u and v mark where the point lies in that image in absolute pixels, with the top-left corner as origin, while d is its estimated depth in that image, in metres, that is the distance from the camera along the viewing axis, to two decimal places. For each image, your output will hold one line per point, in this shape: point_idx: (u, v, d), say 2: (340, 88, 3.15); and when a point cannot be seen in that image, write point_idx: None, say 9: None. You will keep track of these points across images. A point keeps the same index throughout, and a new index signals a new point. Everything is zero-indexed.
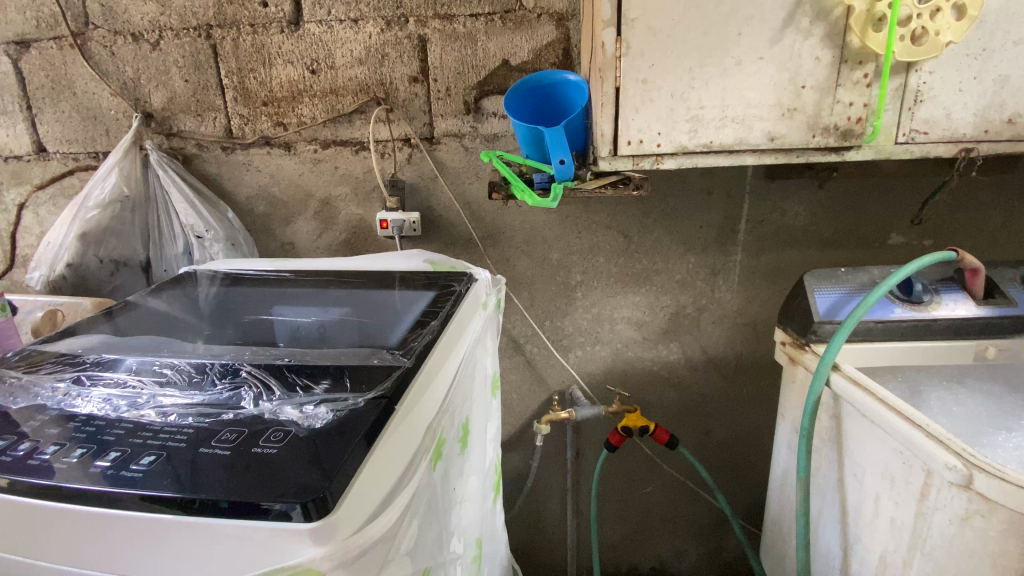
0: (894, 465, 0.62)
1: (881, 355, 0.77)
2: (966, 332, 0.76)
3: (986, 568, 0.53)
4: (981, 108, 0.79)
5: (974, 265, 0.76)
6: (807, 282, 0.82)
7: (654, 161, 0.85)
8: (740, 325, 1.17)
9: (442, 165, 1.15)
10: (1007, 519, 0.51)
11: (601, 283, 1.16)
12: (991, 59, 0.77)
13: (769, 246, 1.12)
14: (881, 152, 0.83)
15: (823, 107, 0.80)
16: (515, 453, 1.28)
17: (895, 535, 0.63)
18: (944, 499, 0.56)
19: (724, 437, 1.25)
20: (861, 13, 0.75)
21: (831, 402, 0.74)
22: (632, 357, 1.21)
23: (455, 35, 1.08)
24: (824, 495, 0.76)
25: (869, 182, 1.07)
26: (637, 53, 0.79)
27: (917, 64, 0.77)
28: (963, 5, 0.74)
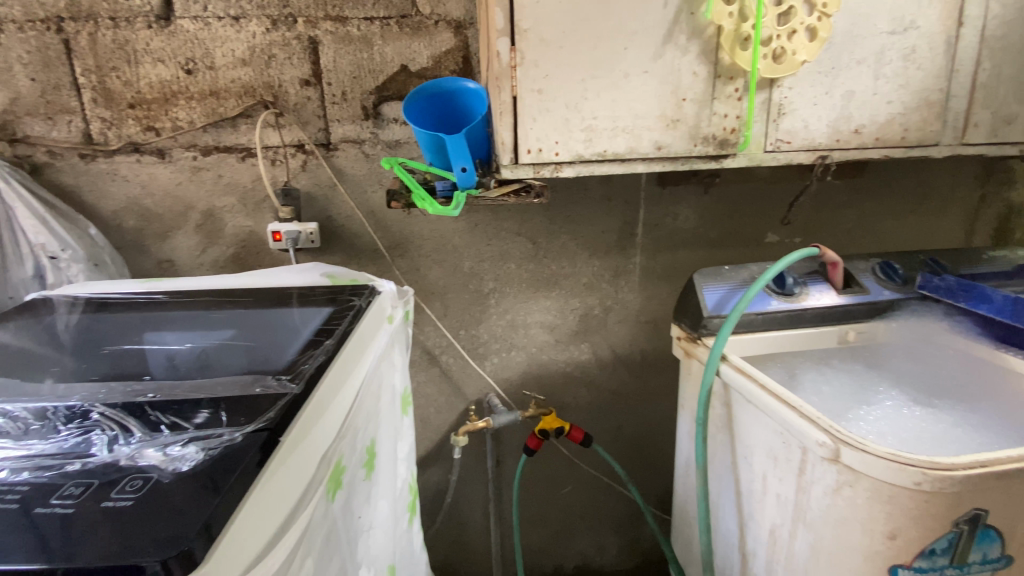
0: (777, 445, 0.68)
1: (763, 344, 0.83)
2: (830, 318, 0.85)
3: (856, 533, 0.59)
4: (832, 120, 0.89)
5: (833, 259, 0.85)
6: (696, 280, 0.88)
7: (554, 169, 0.86)
8: (644, 322, 1.23)
9: (340, 173, 1.09)
10: (869, 487, 0.56)
11: (513, 289, 1.17)
12: (839, 76, 0.87)
13: (665, 247, 1.19)
14: (754, 159, 0.90)
15: (701, 118, 0.86)
16: (433, 468, 1.25)
17: (782, 510, 0.68)
18: (818, 474, 0.61)
19: (636, 431, 1.30)
20: (729, 33, 0.82)
21: (721, 391, 0.80)
22: (546, 361, 1.22)
23: (349, 38, 1.04)
24: (721, 478, 0.81)
25: (747, 186, 1.17)
26: (531, 63, 0.80)
27: (778, 80, 0.86)
28: (814, 27, 0.83)
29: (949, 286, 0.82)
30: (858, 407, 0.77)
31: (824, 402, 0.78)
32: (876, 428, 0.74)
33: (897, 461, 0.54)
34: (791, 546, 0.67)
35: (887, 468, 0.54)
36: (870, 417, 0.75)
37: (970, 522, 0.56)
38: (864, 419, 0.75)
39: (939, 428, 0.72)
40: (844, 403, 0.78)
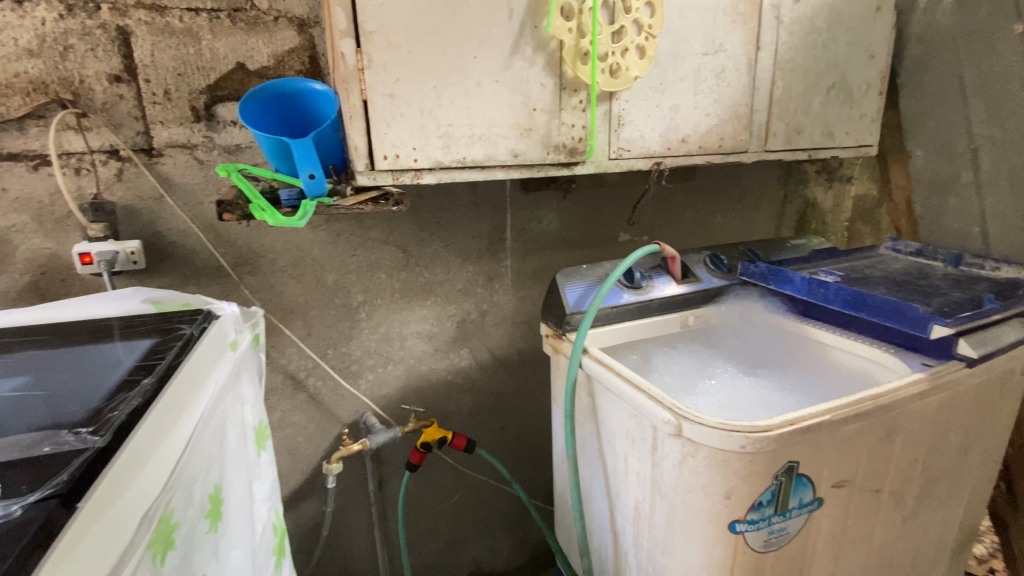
0: (633, 427, 0.72)
1: (619, 334, 0.90)
2: (672, 306, 0.95)
3: (702, 499, 0.62)
4: (664, 130, 1.00)
5: (671, 253, 0.95)
6: (558, 279, 0.92)
7: (413, 176, 0.84)
8: (520, 323, 1.26)
9: (168, 182, 0.96)
10: (708, 454, 0.60)
11: (384, 300, 1.12)
12: (667, 91, 0.98)
13: (534, 249, 1.23)
14: (600, 166, 0.97)
15: (551, 127, 0.90)
16: (309, 500, 1.15)
17: (642, 487, 0.72)
18: (667, 448, 0.65)
19: (519, 430, 1.33)
20: (570, 47, 0.86)
21: (586, 382, 0.83)
22: (426, 371, 1.20)
23: (169, 31, 0.92)
24: (591, 465, 0.84)
25: (601, 190, 1.26)
26: (380, 67, 0.77)
27: (616, 93, 0.93)
28: (643, 46, 0.91)
29: (762, 273, 0.95)
30: (700, 379, 0.86)
31: (673, 379, 0.86)
32: (715, 396, 0.82)
33: (725, 428, 0.58)
34: (652, 520, 0.71)
35: (720, 437, 0.58)
36: (712, 387, 0.85)
37: (786, 474, 0.61)
38: (707, 390, 0.84)
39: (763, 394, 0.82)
40: (688, 377, 0.87)
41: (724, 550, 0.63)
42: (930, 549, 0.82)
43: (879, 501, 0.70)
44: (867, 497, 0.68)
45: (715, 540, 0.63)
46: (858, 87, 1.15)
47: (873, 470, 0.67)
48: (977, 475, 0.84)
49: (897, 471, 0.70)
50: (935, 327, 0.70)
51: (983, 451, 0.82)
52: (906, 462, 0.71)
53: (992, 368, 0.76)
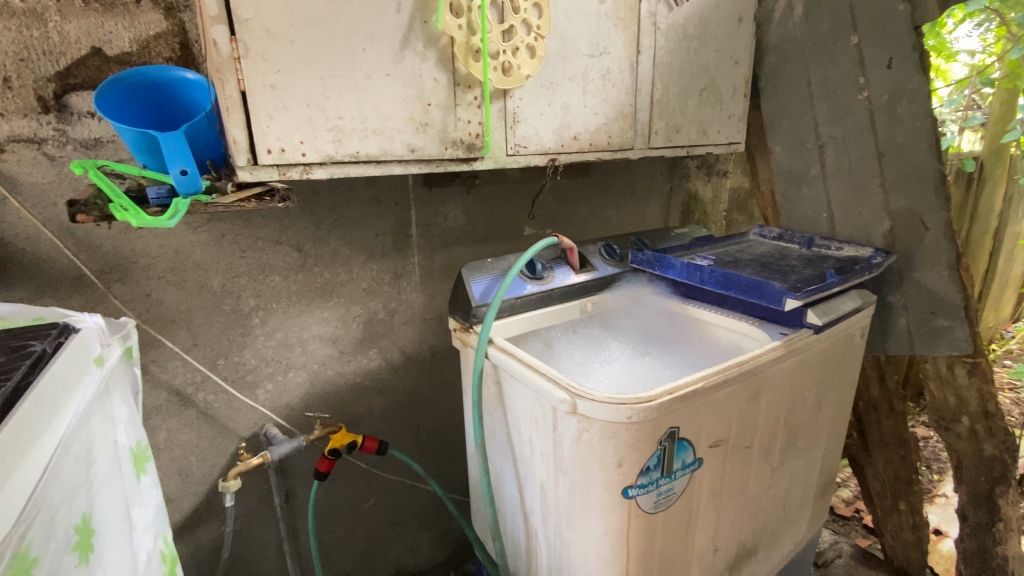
0: (535, 409, 0.73)
1: (522, 324, 0.93)
2: (572, 295, 1.01)
3: (597, 470, 0.65)
4: (557, 128, 1.04)
5: (569, 245, 1.00)
6: (464, 274, 0.92)
7: (303, 171, 0.80)
8: (430, 320, 1.26)
9: (11, 181, 0.84)
10: (601, 427, 0.63)
11: (280, 304, 1.07)
12: (558, 90, 1.02)
13: (441, 245, 1.23)
14: (498, 162, 0.99)
15: (448, 123, 0.90)
16: (205, 523, 1.07)
17: (546, 465, 0.73)
18: (565, 427, 0.67)
19: (434, 427, 1.33)
20: (461, 43, 0.87)
21: (492, 371, 0.83)
22: (331, 375, 1.16)
23: (5, 9, 0.80)
24: (499, 451, 0.85)
25: (503, 186, 1.29)
26: (258, 56, 0.72)
27: (510, 90, 0.95)
28: (533, 46, 0.94)
29: (648, 259, 1.03)
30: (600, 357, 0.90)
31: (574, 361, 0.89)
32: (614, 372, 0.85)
33: (613, 403, 0.62)
34: (557, 496, 0.73)
35: (609, 410, 0.61)
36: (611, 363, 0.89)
37: (669, 440, 0.66)
38: (606, 365, 0.88)
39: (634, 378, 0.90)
40: (587, 358, 0.91)
41: (620, 515, 0.66)
42: (796, 495, 0.94)
43: (750, 455, 0.78)
44: (739, 453, 0.76)
45: (610, 507, 0.66)
46: (726, 90, 1.29)
47: (743, 428, 0.75)
48: (831, 427, 0.97)
49: (764, 428, 0.79)
50: (787, 300, 0.81)
51: (833, 405, 0.95)
52: (771, 418, 0.80)
53: (835, 333, 0.88)
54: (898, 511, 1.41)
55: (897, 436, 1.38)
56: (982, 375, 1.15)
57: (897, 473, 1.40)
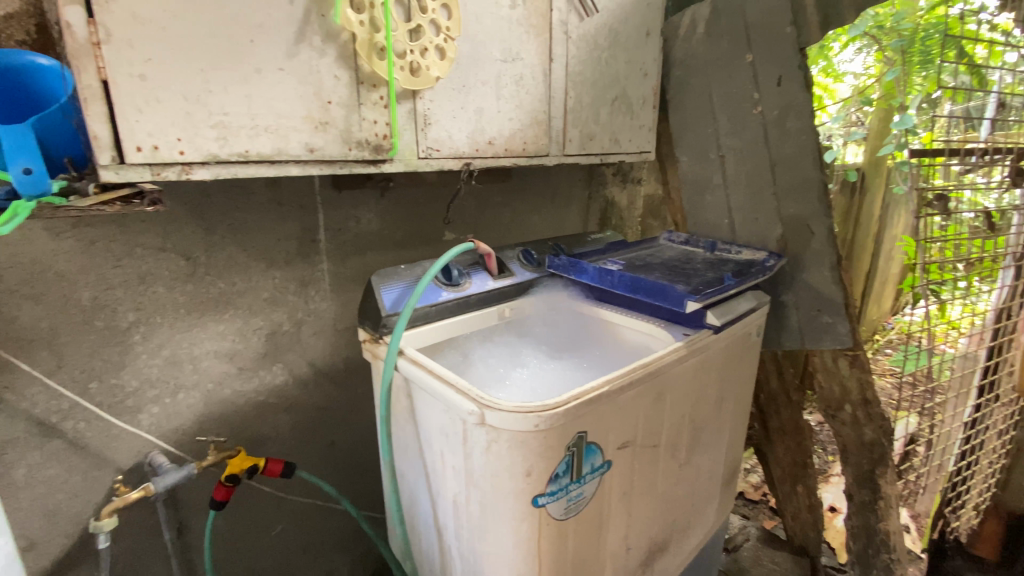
0: (445, 422, 0.68)
1: (438, 333, 0.88)
2: (490, 301, 0.98)
3: (507, 481, 0.63)
4: (471, 131, 1.02)
5: (487, 250, 0.97)
6: (374, 282, 0.86)
7: (181, 171, 0.73)
8: (342, 330, 1.19)
9: None
10: (510, 438, 0.60)
11: (166, 318, 0.96)
12: (470, 93, 1.00)
13: (352, 251, 1.17)
14: (409, 165, 0.96)
15: (350, 122, 0.85)
16: (76, 568, 0.95)
17: (457, 480, 0.70)
18: (474, 439, 0.64)
19: (349, 443, 1.27)
20: (364, 40, 0.83)
21: (403, 384, 0.78)
22: (230, 394, 1.06)
23: None
24: (412, 466, 0.81)
25: (420, 190, 1.25)
26: (123, 43, 0.64)
27: (419, 92, 0.92)
28: (442, 48, 0.92)
29: (564, 264, 1.04)
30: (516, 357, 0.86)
31: (490, 364, 0.85)
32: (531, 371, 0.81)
33: (520, 411, 0.59)
34: (469, 510, 0.70)
35: (518, 420, 0.59)
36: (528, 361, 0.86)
37: (577, 446, 0.65)
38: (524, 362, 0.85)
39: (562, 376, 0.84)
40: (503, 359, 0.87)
41: (530, 525, 0.65)
42: (703, 488, 0.98)
43: (657, 454, 0.80)
44: (647, 452, 0.78)
45: (521, 518, 0.65)
46: (637, 101, 1.34)
47: (650, 428, 0.77)
48: (733, 420, 1.03)
49: (670, 426, 0.82)
50: (689, 302, 0.84)
51: (734, 399, 1.01)
52: (676, 416, 0.83)
53: (733, 332, 0.93)
54: (797, 494, 1.52)
55: (793, 424, 1.49)
56: (861, 365, 1.27)
57: (795, 459, 1.51)
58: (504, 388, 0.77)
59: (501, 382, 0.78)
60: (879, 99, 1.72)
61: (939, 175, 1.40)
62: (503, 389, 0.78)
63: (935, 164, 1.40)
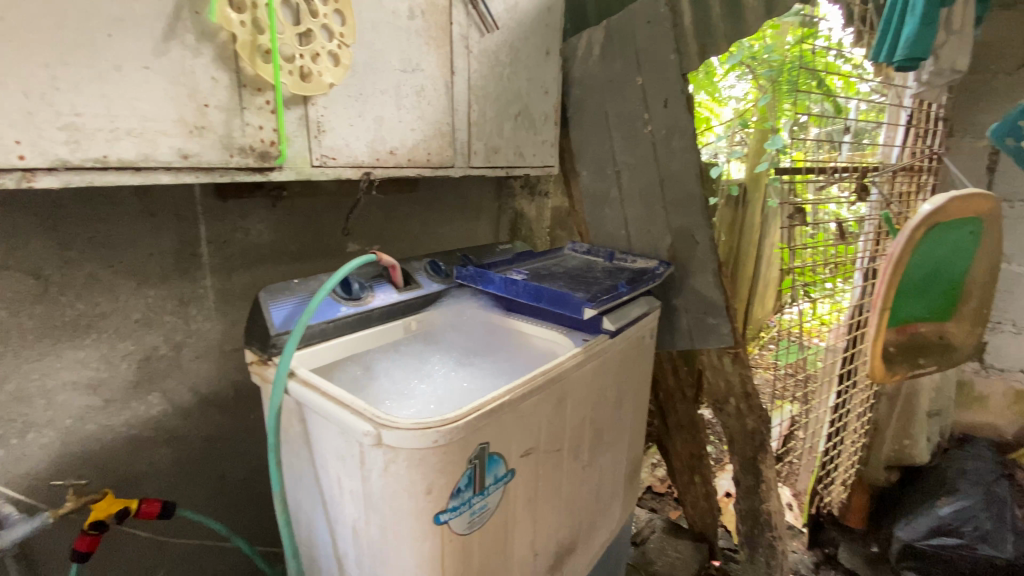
0: (341, 446, 0.65)
1: (338, 349, 0.83)
2: (395, 314, 0.95)
3: (407, 500, 0.61)
4: (370, 141, 0.99)
5: (390, 262, 0.95)
6: (261, 298, 0.81)
7: (21, 179, 0.63)
8: (230, 352, 1.10)
9: None
10: (408, 456, 0.59)
11: (8, 348, 0.83)
12: (368, 102, 0.97)
13: (241, 265, 1.09)
14: (301, 173, 0.91)
15: (232, 128, 0.80)
16: None
17: (356, 504, 0.66)
18: (372, 460, 0.61)
19: (242, 472, 1.17)
20: (246, 41, 0.77)
21: (296, 407, 0.73)
22: (93, 430, 0.94)
23: None
24: (308, 494, 0.75)
25: (318, 200, 1.20)
26: None
27: (310, 98, 0.88)
28: (336, 54, 0.89)
29: (470, 275, 1.04)
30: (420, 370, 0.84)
31: (392, 379, 0.82)
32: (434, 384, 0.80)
33: (418, 427, 0.58)
34: (369, 535, 0.66)
35: (415, 437, 0.58)
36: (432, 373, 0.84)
37: (479, 457, 0.65)
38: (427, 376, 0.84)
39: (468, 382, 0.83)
40: (406, 373, 0.84)
41: (433, 543, 0.63)
42: (607, 486, 1.02)
43: (561, 458, 0.83)
44: (551, 457, 0.80)
45: (422, 537, 0.63)
46: (538, 116, 1.38)
47: (552, 433, 0.79)
48: (632, 419, 1.09)
49: (572, 430, 0.85)
50: (585, 309, 0.88)
51: (632, 399, 1.07)
52: (577, 419, 0.86)
53: (628, 335, 0.98)
54: (694, 484, 1.64)
55: (689, 418, 1.61)
56: (741, 361, 1.40)
57: (691, 451, 1.63)
58: (405, 403, 0.75)
59: (402, 397, 0.76)
60: (756, 122, 1.80)
61: (809, 190, 1.59)
62: (406, 404, 0.76)
63: (803, 181, 1.55)
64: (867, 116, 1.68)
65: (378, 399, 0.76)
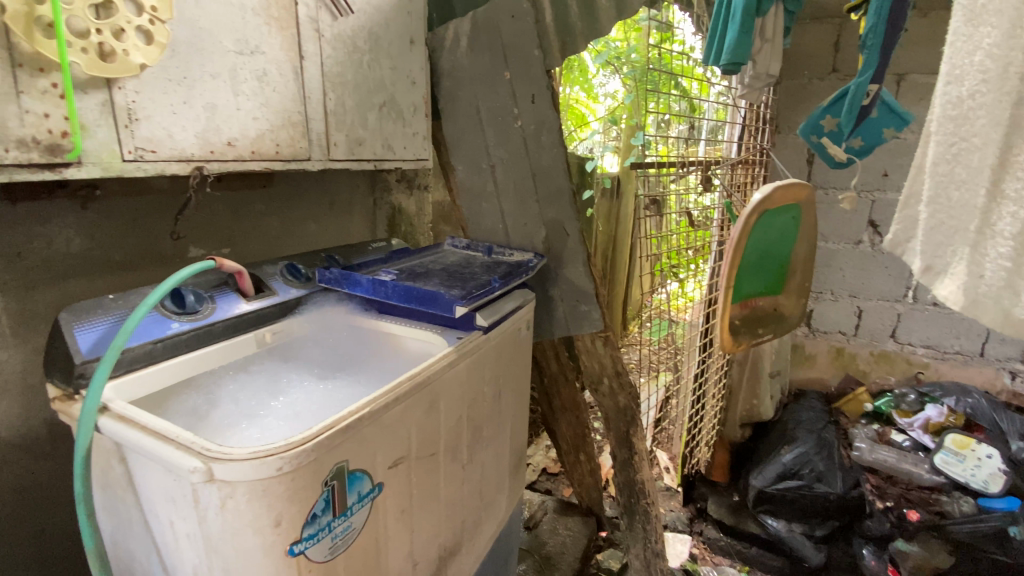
0: (170, 485, 0.57)
1: (172, 372, 0.72)
2: (243, 326, 0.85)
3: (253, 536, 0.55)
4: (200, 131, 0.88)
5: (235, 268, 0.85)
6: (61, 322, 0.68)
7: None
8: (38, 385, 0.92)
9: None
10: (248, 490, 0.53)
11: None
12: (194, 87, 0.85)
13: (46, 281, 0.91)
14: (110, 170, 0.77)
15: (3, 115, 0.65)
16: None
17: (194, 549, 0.58)
18: (206, 498, 0.54)
19: (69, 524, 0.99)
20: (18, 13, 0.63)
21: (114, 447, 0.62)
22: None
23: None
24: (139, 543, 0.65)
25: (145, 199, 1.04)
26: None
27: (115, 81, 0.75)
28: (148, 30, 0.76)
29: (335, 277, 0.97)
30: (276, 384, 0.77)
31: (241, 399, 0.74)
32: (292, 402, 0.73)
33: (257, 457, 0.52)
34: None
35: (254, 468, 0.52)
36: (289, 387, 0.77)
37: (337, 477, 0.60)
38: (285, 390, 0.77)
39: (331, 391, 0.78)
40: (260, 389, 0.76)
41: None
42: (490, 480, 1.03)
43: (436, 462, 0.81)
44: (425, 463, 0.78)
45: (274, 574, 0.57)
46: (406, 108, 1.33)
47: (423, 440, 0.77)
48: (513, 411, 1.10)
49: (446, 432, 0.83)
50: (456, 307, 0.86)
51: (512, 391, 1.08)
52: (451, 420, 0.84)
53: (502, 329, 0.99)
54: (580, 462, 1.73)
55: (572, 401, 1.68)
56: (612, 344, 1.50)
57: (576, 431, 1.71)
58: (257, 426, 0.68)
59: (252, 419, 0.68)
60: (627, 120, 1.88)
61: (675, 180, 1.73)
62: (256, 427, 0.68)
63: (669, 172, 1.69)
64: (722, 116, 1.85)
65: (223, 425, 0.68)
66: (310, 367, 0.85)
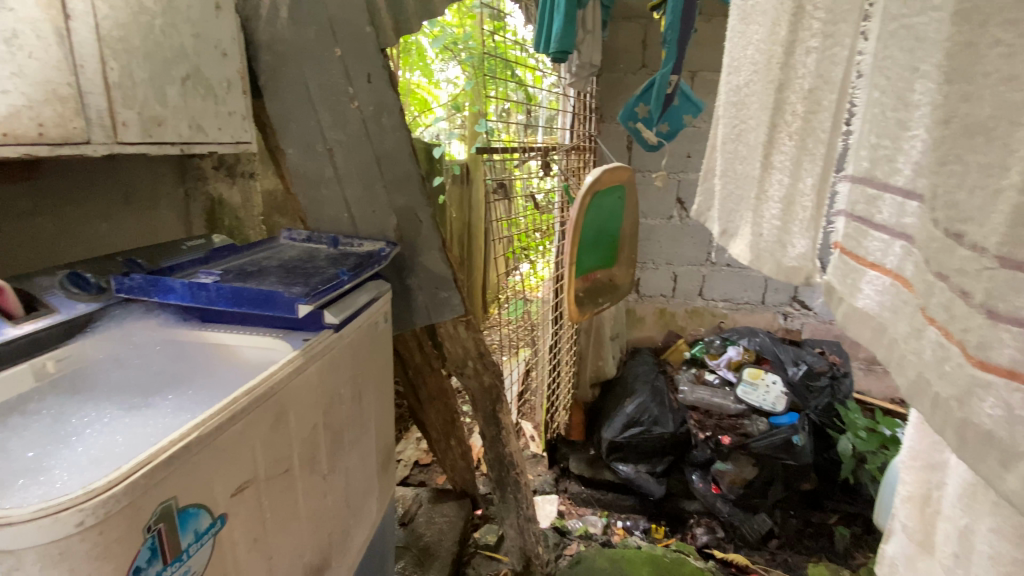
0: None
1: None
2: (13, 354, 0.67)
3: None
4: None
5: None
6: None
7: None
8: None
9: None
10: (38, 556, 0.42)
11: None
12: None
13: None
14: None
15: None
16: None
17: None
18: None
19: None
20: None
21: None
22: None
23: None
24: None
25: None
26: None
27: None
28: None
29: (139, 285, 0.81)
30: (73, 417, 0.62)
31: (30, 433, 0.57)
32: (104, 435, 0.58)
33: (47, 514, 0.42)
34: None
35: (46, 528, 0.42)
36: (87, 415, 0.63)
37: (164, 518, 0.51)
38: (82, 419, 0.62)
39: (158, 412, 0.64)
40: (51, 421, 0.60)
41: None
42: (356, 486, 0.97)
43: (292, 478, 0.74)
44: (277, 482, 0.70)
45: None
46: (217, 83, 1.15)
47: (272, 457, 0.69)
48: (375, 410, 1.05)
49: (300, 443, 0.76)
50: (299, 306, 0.78)
51: (372, 388, 1.03)
52: (304, 431, 0.77)
53: (355, 326, 0.94)
54: (452, 447, 1.74)
55: (439, 389, 1.67)
56: (473, 327, 1.52)
57: (444, 418, 1.71)
58: (55, 458, 0.53)
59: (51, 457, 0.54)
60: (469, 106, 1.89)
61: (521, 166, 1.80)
62: (58, 456, 0.54)
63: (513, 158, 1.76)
64: (554, 105, 1.97)
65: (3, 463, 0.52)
66: (119, 390, 0.69)
